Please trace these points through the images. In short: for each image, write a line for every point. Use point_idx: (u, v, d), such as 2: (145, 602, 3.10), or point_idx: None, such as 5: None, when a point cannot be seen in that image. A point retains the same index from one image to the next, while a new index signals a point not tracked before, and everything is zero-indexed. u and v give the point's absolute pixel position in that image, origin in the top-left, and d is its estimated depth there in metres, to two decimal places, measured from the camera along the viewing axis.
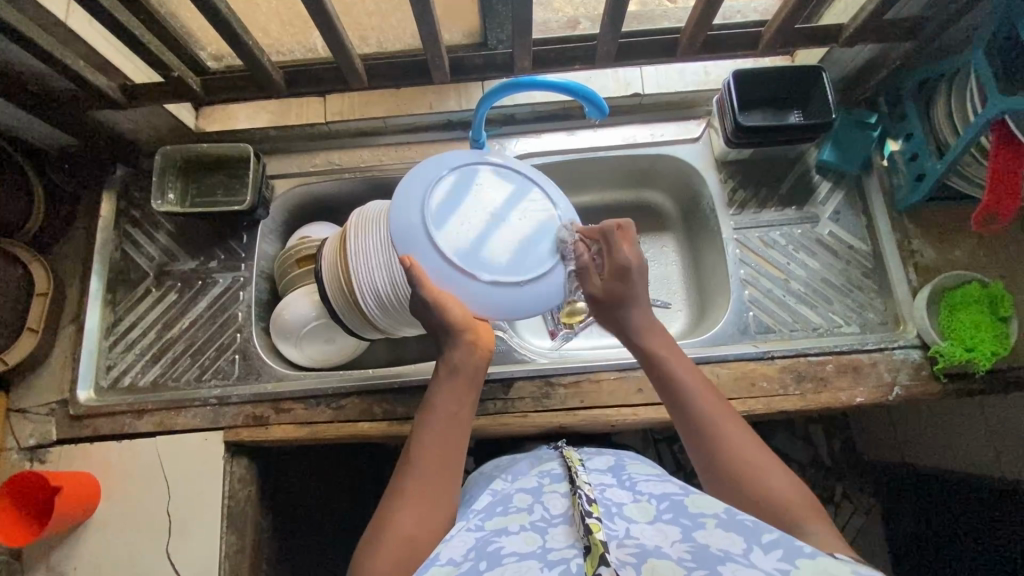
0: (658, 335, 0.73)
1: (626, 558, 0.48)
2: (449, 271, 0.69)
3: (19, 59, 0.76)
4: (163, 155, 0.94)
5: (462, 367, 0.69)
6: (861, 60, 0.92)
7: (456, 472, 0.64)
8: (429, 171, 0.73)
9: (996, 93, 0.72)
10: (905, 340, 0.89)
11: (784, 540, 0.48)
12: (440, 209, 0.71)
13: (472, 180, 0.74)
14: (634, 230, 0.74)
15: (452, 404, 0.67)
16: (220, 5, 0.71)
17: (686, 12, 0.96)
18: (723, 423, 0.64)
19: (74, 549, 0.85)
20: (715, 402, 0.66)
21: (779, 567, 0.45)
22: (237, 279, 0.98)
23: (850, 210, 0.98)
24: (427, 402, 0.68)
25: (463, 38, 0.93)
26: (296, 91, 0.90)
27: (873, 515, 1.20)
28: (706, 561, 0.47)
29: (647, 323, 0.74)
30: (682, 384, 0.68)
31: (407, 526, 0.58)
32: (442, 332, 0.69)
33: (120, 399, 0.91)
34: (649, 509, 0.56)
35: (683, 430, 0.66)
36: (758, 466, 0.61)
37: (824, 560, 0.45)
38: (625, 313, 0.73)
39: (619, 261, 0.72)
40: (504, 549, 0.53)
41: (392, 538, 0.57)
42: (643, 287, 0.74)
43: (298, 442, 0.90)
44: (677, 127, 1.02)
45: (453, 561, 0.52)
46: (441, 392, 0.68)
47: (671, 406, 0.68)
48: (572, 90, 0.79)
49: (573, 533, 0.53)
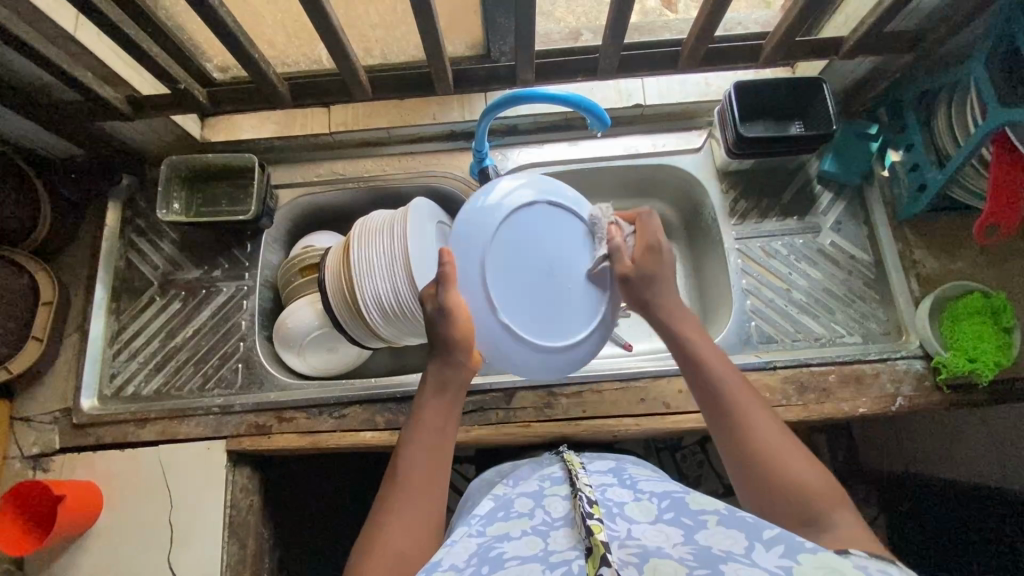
0: (686, 316, 0.73)
1: (629, 558, 0.48)
2: (482, 298, 0.77)
3: (27, 69, 0.77)
4: (169, 165, 0.94)
5: (446, 376, 0.71)
6: (860, 72, 0.93)
7: (442, 486, 0.65)
8: (512, 203, 0.79)
9: (997, 106, 0.72)
10: (907, 350, 0.89)
11: (784, 537, 0.48)
12: (503, 239, 0.78)
13: (538, 220, 0.80)
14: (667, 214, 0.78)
15: (434, 417, 0.69)
16: (228, 20, 0.72)
17: (686, 25, 0.97)
18: (746, 408, 0.64)
19: (76, 556, 0.85)
20: (739, 387, 0.66)
21: (781, 565, 0.45)
22: (241, 288, 0.98)
23: (852, 220, 0.98)
24: (412, 417, 0.70)
25: (467, 50, 0.94)
26: (301, 102, 0.91)
27: (876, 525, 1.19)
28: (708, 561, 0.47)
29: (673, 304, 0.74)
30: (708, 368, 0.68)
31: (395, 543, 0.59)
32: (442, 347, 0.71)
33: (124, 407, 0.91)
34: (650, 508, 0.57)
35: (709, 415, 0.66)
36: (779, 452, 0.61)
37: (824, 556, 0.46)
38: (655, 282, 0.74)
39: (648, 236, 0.76)
40: (506, 553, 0.53)
41: (379, 554, 0.58)
42: (671, 270, 0.76)
43: (300, 452, 0.90)
44: (678, 137, 1.03)
45: (455, 566, 0.52)
46: (423, 405, 0.70)
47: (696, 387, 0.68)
48: (572, 102, 0.81)
49: (574, 536, 0.53)
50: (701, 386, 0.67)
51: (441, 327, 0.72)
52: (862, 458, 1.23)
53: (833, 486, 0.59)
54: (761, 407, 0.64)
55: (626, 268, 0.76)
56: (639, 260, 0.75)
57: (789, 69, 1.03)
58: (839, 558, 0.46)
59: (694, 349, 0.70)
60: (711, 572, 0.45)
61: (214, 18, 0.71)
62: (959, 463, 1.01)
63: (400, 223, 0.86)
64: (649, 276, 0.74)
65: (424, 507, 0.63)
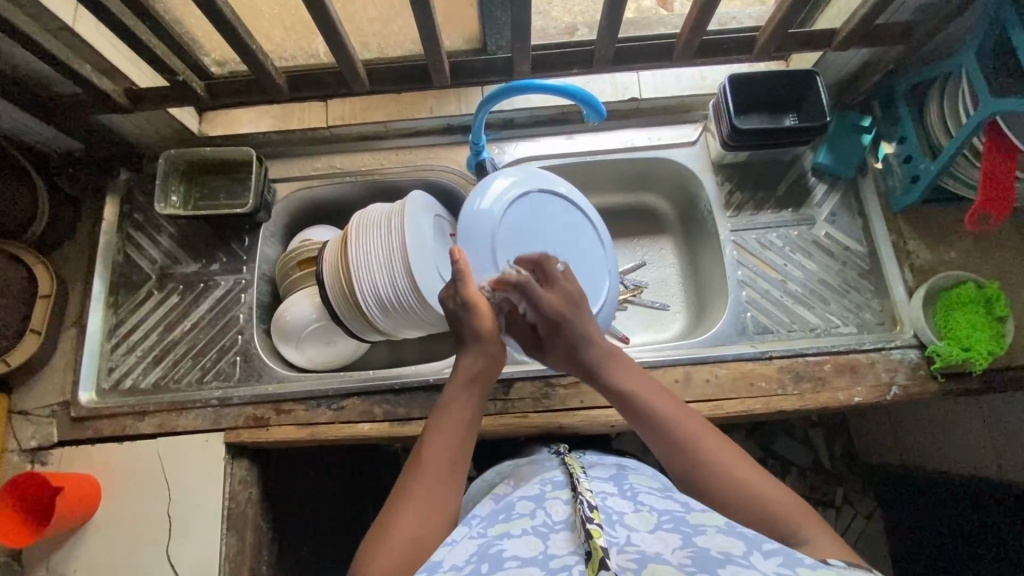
0: (614, 361, 0.75)
1: (627, 564, 0.49)
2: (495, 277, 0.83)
3: (27, 61, 0.78)
4: (167, 160, 0.95)
5: (482, 374, 0.74)
6: (854, 65, 0.94)
7: (460, 476, 0.66)
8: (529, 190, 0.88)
9: (989, 95, 0.73)
10: (901, 340, 0.90)
11: (783, 550, 0.49)
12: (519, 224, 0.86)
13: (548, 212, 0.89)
14: (552, 275, 0.79)
15: (463, 409, 0.71)
16: (229, 14, 0.72)
17: (681, 20, 0.98)
18: (702, 441, 0.65)
19: (74, 549, 0.85)
20: (690, 420, 0.67)
21: (779, 571, 0.46)
22: (239, 282, 0.98)
23: (847, 211, 0.99)
24: (439, 409, 0.71)
25: (463, 44, 0.95)
26: (299, 95, 0.91)
27: (874, 519, 1.20)
28: (706, 565, 0.47)
29: (598, 356, 0.75)
30: (654, 409, 0.69)
31: (411, 526, 0.60)
32: (472, 337, 0.75)
33: (122, 400, 0.91)
34: (649, 519, 0.57)
35: (669, 459, 0.66)
36: (751, 481, 0.62)
37: (824, 571, 0.46)
38: (568, 352, 0.76)
39: (544, 314, 0.76)
40: (507, 551, 0.54)
41: (398, 537, 0.59)
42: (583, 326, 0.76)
43: (298, 443, 0.90)
44: (674, 131, 1.03)
45: (456, 566, 0.53)
46: (452, 396, 0.72)
47: (649, 435, 0.69)
48: (569, 92, 0.81)
49: (575, 540, 0.53)
50: (656, 434, 0.68)
51: (468, 318, 0.75)
52: (861, 451, 1.23)
53: (805, 506, 0.60)
54: (714, 433, 0.66)
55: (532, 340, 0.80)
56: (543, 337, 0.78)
57: (783, 62, 1.04)
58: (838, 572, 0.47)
59: (639, 398, 0.70)
60: None
61: (214, 10, 0.71)
62: (956, 455, 1.02)
63: (396, 217, 0.87)
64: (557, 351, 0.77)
65: (443, 496, 0.64)
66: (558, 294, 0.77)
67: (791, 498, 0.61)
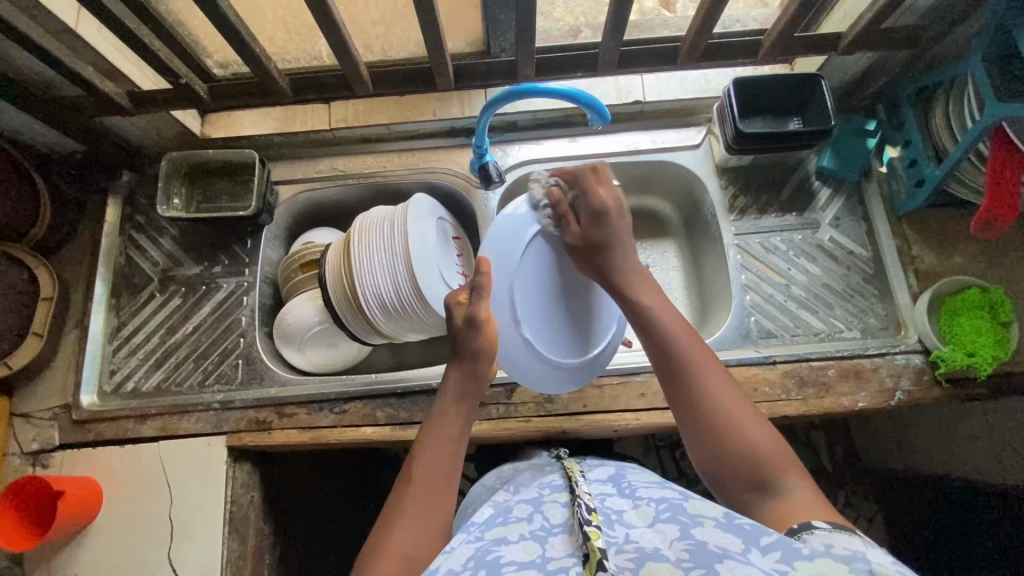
0: (636, 278, 0.76)
1: (625, 564, 0.49)
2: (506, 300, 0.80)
3: (29, 63, 0.77)
4: (169, 161, 0.94)
5: (469, 389, 0.74)
6: (859, 69, 0.94)
7: (453, 492, 0.67)
8: None
9: (994, 100, 0.72)
10: (906, 345, 0.89)
11: (781, 543, 0.47)
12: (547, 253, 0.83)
13: None
14: (607, 176, 0.80)
15: (451, 425, 0.71)
16: (231, 15, 0.72)
17: (685, 22, 0.98)
18: (701, 364, 0.66)
19: (76, 552, 0.85)
20: (694, 345, 0.68)
21: (777, 568, 0.44)
22: (241, 284, 0.98)
23: (851, 215, 0.99)
24: (429, 426, 0.72)
25: (467, 46, 0.94)
26: (302, 98, 0.91)
27: (876, 523, 1.20)
28: (703, 560, 0.47)
29: (628, 266, 0.77)
30: (661, 329, 0.70)
31: (406, 541, 0.60)
32: (471, 356, 0.74)
33: (123, 403, 0.91)
34: (648, 512, 0.57)
35: (668, 378, 0.67)
36: (739, 415, 0.63)
37: (824, 564, 0.45)
38: (608, 250, 0.77)
39: (593, 202, 0.78)
40: (503, 557, 0.53)
41: (392, 552, 0.59)
42: (619, 235, 0.78)
43: (299, 447, 0.89)
44: (677, 134, 1.03)
45: (452, 572, 0.52)
46: (442, 413, 0.72)
47: (653, 354, 0.70)
48: (573, 96, 0.81)
49: (573, 543, 0.53)
50: (659, 354, 0.69)
51: (470, 338, 0.74)
52: (863, 455, 1.23)
53: (787, 453, 0.61)
54: (714, 362, 0.67)
55: (573, 238, 0.80)
56: (586, 230, 0.78)
57: (787, 65, 1.03)
58: (834, 562, 0.45)
59: (649, 317, 0.71)
60: (706, 571, 0.45)
61: (217, 12, 0.70)
62: (959, 460, 1.02)
63: (400, 221, 0.87)
64: (597, 246, 0.77)
65: (437, 510, 0.64)
66: (611, 195, 0.79)
67: (773, 440, 0.62)
